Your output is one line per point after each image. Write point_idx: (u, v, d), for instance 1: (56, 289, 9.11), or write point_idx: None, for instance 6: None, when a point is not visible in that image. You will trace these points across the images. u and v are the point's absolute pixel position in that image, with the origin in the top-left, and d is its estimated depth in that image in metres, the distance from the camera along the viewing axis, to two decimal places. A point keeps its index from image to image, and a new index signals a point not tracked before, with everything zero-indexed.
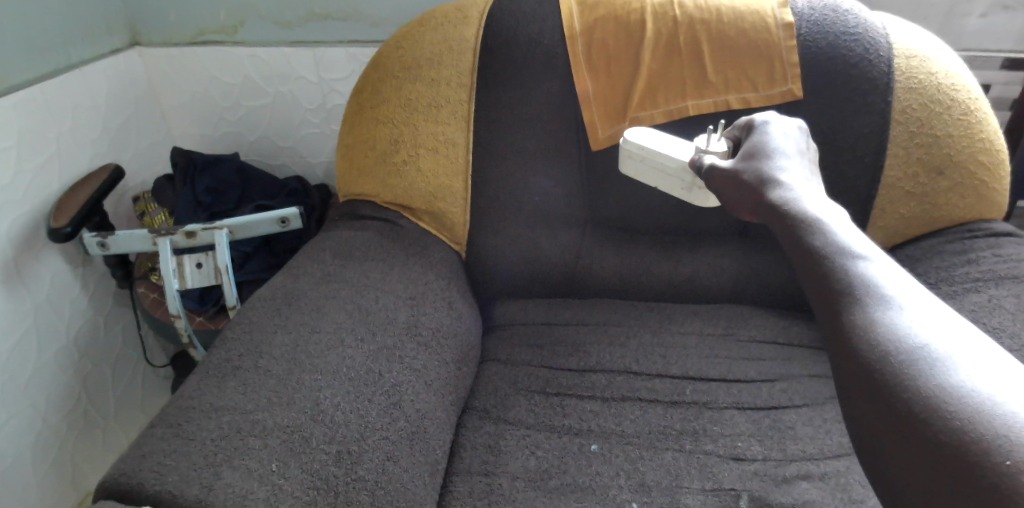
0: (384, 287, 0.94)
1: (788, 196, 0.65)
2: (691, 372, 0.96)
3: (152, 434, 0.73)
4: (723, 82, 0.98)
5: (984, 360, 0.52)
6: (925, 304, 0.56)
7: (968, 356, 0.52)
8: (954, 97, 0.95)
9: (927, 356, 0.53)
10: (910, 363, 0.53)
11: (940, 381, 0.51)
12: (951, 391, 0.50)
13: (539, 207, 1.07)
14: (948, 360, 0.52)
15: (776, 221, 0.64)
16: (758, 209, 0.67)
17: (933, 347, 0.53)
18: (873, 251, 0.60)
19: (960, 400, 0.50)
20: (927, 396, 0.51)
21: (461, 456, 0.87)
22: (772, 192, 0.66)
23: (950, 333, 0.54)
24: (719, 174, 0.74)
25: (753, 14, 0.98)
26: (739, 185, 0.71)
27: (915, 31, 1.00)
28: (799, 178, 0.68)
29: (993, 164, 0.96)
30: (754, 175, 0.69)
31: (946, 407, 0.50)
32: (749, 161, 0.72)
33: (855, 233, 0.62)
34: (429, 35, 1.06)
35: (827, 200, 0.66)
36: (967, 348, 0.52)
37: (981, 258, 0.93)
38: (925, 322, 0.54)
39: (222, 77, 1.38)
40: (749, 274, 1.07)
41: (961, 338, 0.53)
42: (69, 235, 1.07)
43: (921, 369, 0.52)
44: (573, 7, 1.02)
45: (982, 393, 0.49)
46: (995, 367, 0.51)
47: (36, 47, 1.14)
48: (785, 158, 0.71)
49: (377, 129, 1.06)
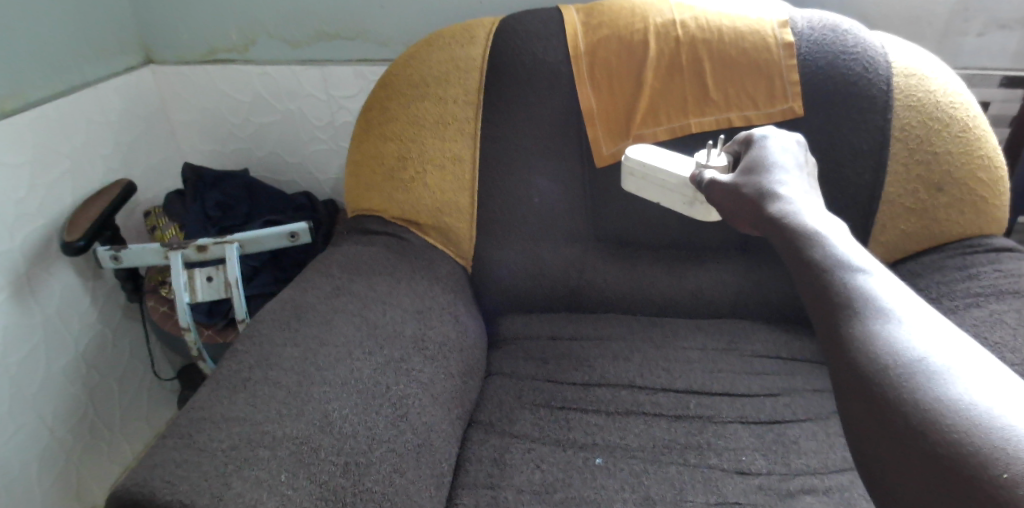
0: (391, 300, 0.96)
1: (787, 209, 0.66)
2: (695, 386, 0.97)
3: (162, 444, 0.74)
4: (724, 101, 1.00)
5: (982, 374, 0.53)
6: (923, 317, 0.57)
7: (967, 369, 0.53)
8: (952, 115, 0.97)
9: (925, 369, 0.53)
10: (908, 376, 0.54)
11: (938, 393, 0.52)
12: (950, 404, 0.51)
13: (543, 223, 1.09)
14: (946, 372, 0.53)
15: (777, 234, 0.66)
16: (759, 223, 0.69)
17: (931, 360, 0.54)
18: (871, 264, 0.61)
19: (958, 413, 0.50)
20: (926, 408, 0.52)
21: (466, 470, 0.88)
22: (771, 205, 0.68)
23: (947, 345, 0.55)
24: (720, 189, 0.75)
25: (753, 33, 1.00)
26: (740, 199, 0.72)
27: (914, 50, 1.01)
28: (799, 192, 0.70)
29: (992, 180, 0.98)
30: (755, 189, 0.71)
31: (944, 419, 0.51)
32: (749, 175, 0.73)
33: (855, 246, 0.63)
34: (437, 54, 1.08)
35: (826, 214, 0.67)
36: (965, 361, 0.53)
37: (982, 273, 0.94)
38: (924, 335, 0.55)
39: (233, 95, 1.40)
40: (752, 288, 1.08)
41: (960, 352, 0.54)
42: (81, 248, 1.09)
43: (920, 382, 0.53)
44: (577, 28, 1.04)
45: (979, 406, 0.50)
46: (993, 381, 0.52)
47: (51, 63, 1.17)
48: (784, 172, 0.72)
49: (386, 146, 1.08)
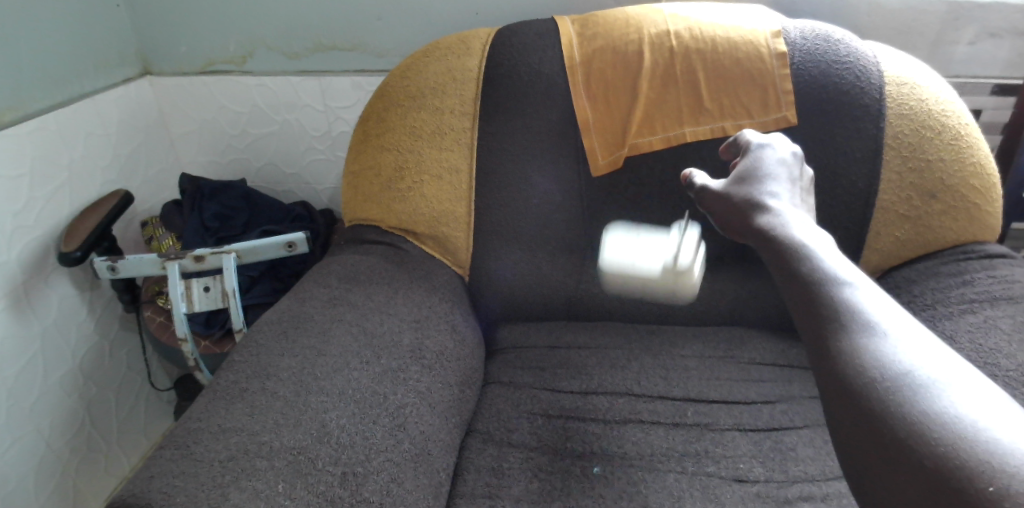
0: (389, 310, 0.96)
1: (775, 221, 0.67)
2: (692, 394, 0.97)
3: (159, 456, 0.74)
4: (719, 111, 1.01)
5: (968, 387, 0.54)
6: (909, 330, 0.58)
7: (953, 382, 0.54)
8: (944, 123, 0.98)
9: (913, 383, 0.55)
10: (896, 390, 0.55)
11: (925, 406, 0.53)
12: (937, 417, 0.53)
13: (539, 233, 1.09)
14: (933, 385, 0.54)
15: (764, 247, 0.66)
16: (748, 234, 0.69)
17: (919, 374, 0.55)
18: (857, 276, 0.62)
19: (945, 426, 0.52)
20: (914, 422, 0.53)
21: (464, 479, 0.88)
22: (760, 216, 0.68)
23: (934, 358, 0.56)
24: (709, 197, 0.76)
25: (747, 43, 1.01)
26: (730, 210, 0.73)
27: (905, 59, 1.03)
28: (788, 203, 0.70)
29: (985, 186, 0.98)
30: (744, 199, 0.71)
31: (931, 432, 0.52)
32: (739, 184, 0.74)
33: (842, 258, 0.64)
34: (433, 65, 1.09)
35: (814, 226, 0.68)
36: (952, 375, 0.55)
37: (976, 280, 0.95)
38: (911, 349, 0.57)
39: (231, 106, 1.41)
40: (748, 296, 1.08)
41: (947, 366, 0.55)
42: (78, 259, 1.10)
43: (907, 395, 0.54)
44: (572, 38, 1.05)
45: (966, 418, 0.52)
46: (979, 394, 0.54)
47: (50, 76, 1.17)
48: (773, 181, 0.73)
49: (383, 156, 1.08)
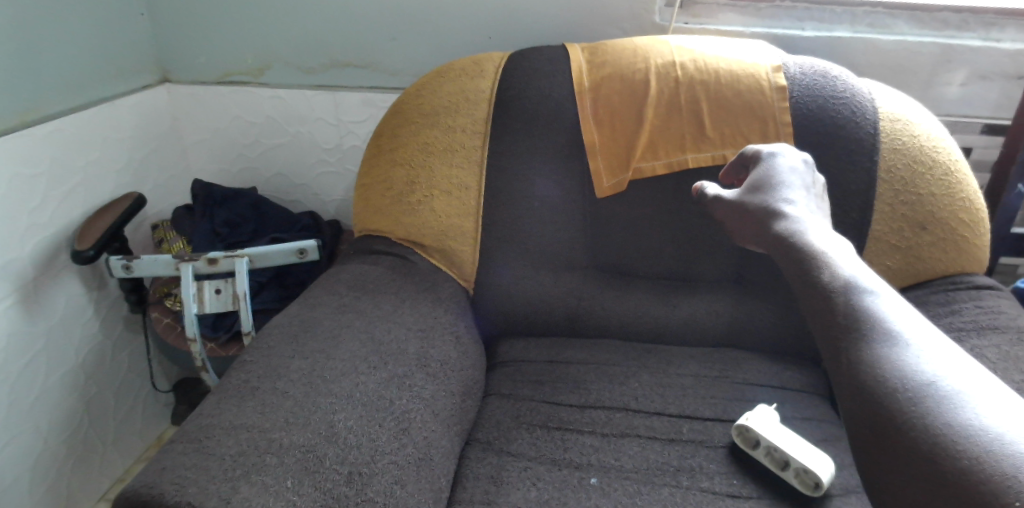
0: (396, 319, 0.99)
1: (794, 229, 0.72)
2: (688, 411, 1.00)
3: (171, 449, 0.76)
4: (720, 138, 1.05)
5: (992, 399, 0.58)
6: (931, 342, 0.62)
7: (975, 393, 0.58)
8: (935, 158, 1.02)
9: (936, 392, 0.59)
10: (919, 399, 0.59)
11: (949, 417, 0.57)
12: (962, 428, 0.56)
13: (545, 248, 1.12)
14: (955, 396, 0.58)
15: (785, 255, 0.71)
16: (766, 241, 0.74)
17: (941, 384, 0.59)
18: (878, 285, 0.67)
19: (969, 436, 0.55)
20: (937, 432, 0.57)
21: (463, 486, 0.90)
22: (779, 224, 0.73)
23: (955, 369, 0.60)
24: (725, 204, 0.80)
25: (749, 76, 1.05)
26: (747, 217, 0.77)
27: (899, 97, 1.07)
28: (805, 211, 0.75)
29: (973, 220, 1.02)
30: (761, 207, 0.76)
31: (954, 443, 0.56)
32: (756, 192, 0.78)
33: (862, 268, 0.68)
34: (447, 85, 1.13)
35: (831, 234, 0.73)
36: (975, 387, 0.59)
37: (963, 309, 0.99)
38: (933, 359, 0.61)
39: (245, 117, 1.45)
40: (743, 318, 1.12)
41: (969, 376, 0.60)
42: (90, 258, 1.13)
43: (931, 404, 0.58)
44: (582, 65, 1.10)
45: (990, 429, 0.55)
46: (1002, 406, 0.57)
47: (73, 82, 1.21)
48: (791, 189, 0.77)
49: (394, 171, 1.12)
